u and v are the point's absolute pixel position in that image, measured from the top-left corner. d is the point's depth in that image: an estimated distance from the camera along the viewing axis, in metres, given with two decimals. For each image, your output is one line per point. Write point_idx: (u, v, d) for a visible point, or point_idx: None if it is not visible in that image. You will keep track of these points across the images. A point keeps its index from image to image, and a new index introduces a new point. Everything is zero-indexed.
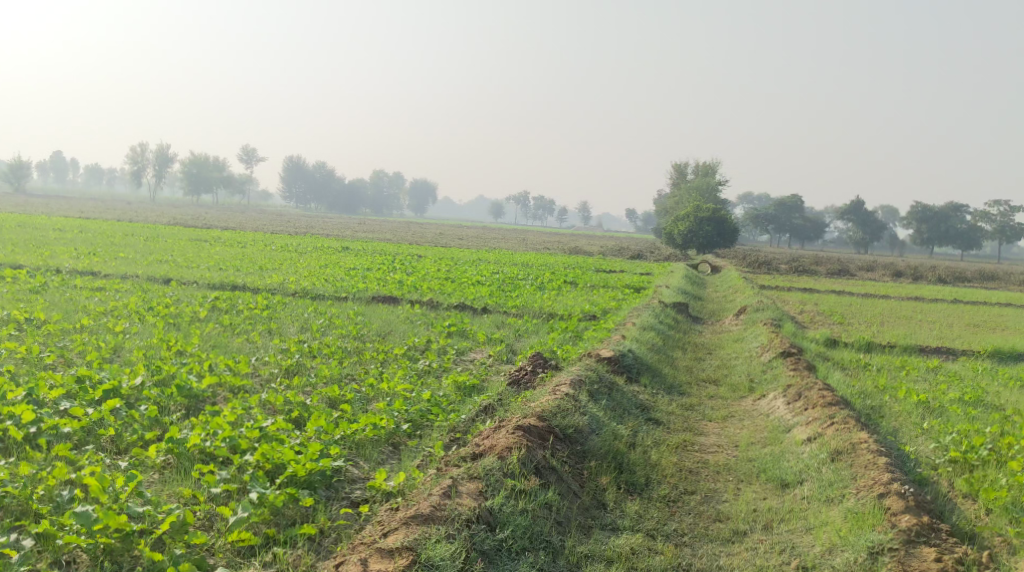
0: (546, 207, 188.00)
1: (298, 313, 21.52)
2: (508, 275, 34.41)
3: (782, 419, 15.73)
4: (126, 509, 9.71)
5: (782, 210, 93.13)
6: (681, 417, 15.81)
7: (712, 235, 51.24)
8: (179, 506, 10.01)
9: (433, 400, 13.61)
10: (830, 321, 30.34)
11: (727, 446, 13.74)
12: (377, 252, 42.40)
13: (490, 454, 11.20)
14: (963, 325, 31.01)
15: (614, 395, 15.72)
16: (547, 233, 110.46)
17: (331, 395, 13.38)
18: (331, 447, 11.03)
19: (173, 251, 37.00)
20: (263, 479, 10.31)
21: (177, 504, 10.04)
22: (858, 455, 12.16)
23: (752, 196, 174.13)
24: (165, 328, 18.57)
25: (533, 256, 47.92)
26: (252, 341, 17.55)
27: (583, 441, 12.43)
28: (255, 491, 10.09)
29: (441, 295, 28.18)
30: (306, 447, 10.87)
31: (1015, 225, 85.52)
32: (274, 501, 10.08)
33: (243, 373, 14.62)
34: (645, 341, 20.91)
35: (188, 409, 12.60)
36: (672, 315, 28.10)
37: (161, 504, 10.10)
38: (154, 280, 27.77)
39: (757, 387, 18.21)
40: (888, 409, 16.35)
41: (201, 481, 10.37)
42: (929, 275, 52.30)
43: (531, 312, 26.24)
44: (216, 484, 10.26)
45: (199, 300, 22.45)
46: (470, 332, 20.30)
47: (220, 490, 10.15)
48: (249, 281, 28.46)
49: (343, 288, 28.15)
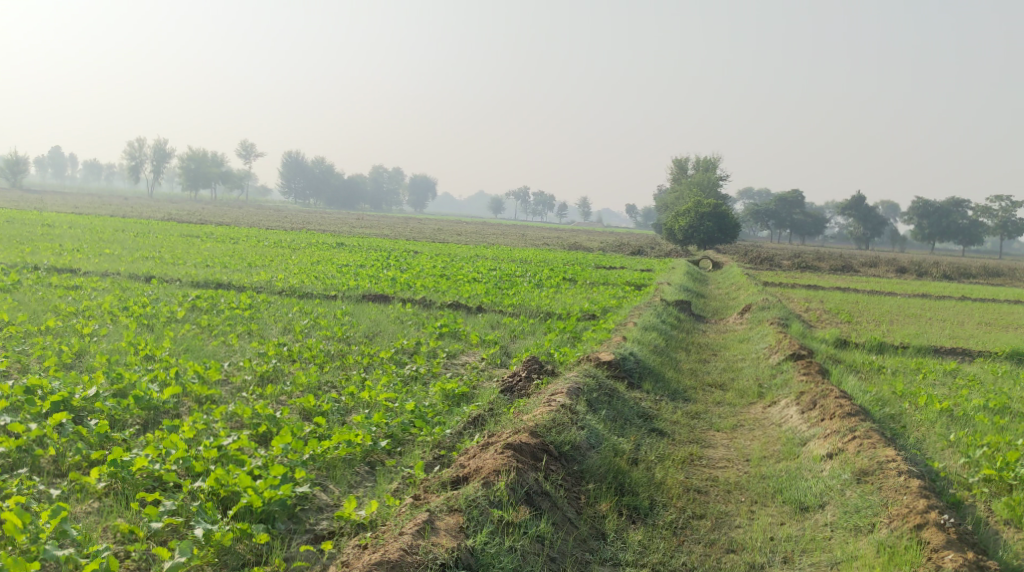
0: (546, 202, 186.94)
1: (282, 313, 20.31)
2: (505, 272, 33.25)
3: (796, 430, 14.60)
4: (44, 552, 8.67)
5: (782, 205, 91.86)
6: (687, 428, 14.69)
7: (714, 231, 50.05)
8: (110, 547, 8.96)
9: (416, 411, 12.44)
10: (837, 319, 29.25)
11: (738, 460, 12.62)
12: (373, 248, 41.25)
13: (475, 478, 10.09)
14: (974, 324, 29.81)
15: (614, 404, 14.62)
16: (547, 230, 109.39)
17: (306, 406, 12.24)
18: (296, 470, 9.94)
19: (161, 247, 35.86)
20: (211, 512, 9.26)
21: (109, 545, 8.98)
22: (887, 477, 11.03)
23: (752, 191, 172.58)
24: (138, 330, 17.41)
25: (532, 252, 46.63)
26: (228, 346, 16.41)
27: (580, 460, 11.29)
28: (200, 527, 9.08)
29: (435, 294, 27.03)
30: (267, 470, 9.77)
31: (1017, 221, 84.19)
32: (221, 540, 9.07)
33: (214, 383, 13.49)
34: (647, 342, 19.75)
35: (146, 423, 11.50)
36: (675, 313, 26.92)
37: (93, 543, 9.04)
38: (135, 277, 26.62)
39: (767, 393, 17.05)
40: (907, 418, 15.20)
41: (141, 513, 9.32)
42: (934, 272, 51.12)
43: (528, 312, 25.08)
44: (158, 517, 9.22)
45: (179, 299, 21.32)
46: (462, 333, 19.16)
47: (161, 525, 9.11)
48: (235, 279, 27.30)
49: (333, 286, 27.00)
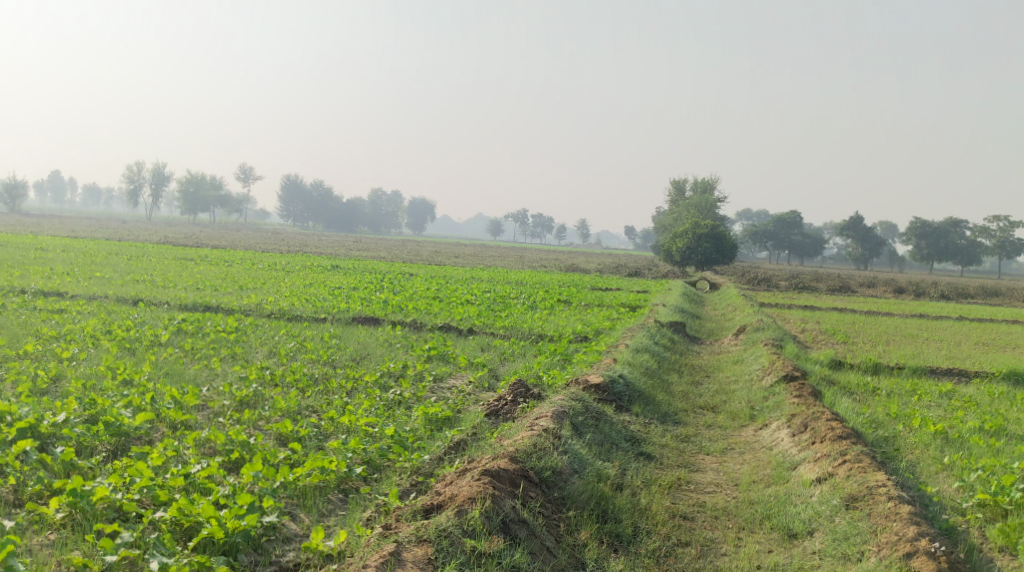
0: (544, 224, 186.85)
1: (269, 336, 20.00)
2: (499, 294, 32.96)
3: (787, 454, 14.31)
4: None
5: (781, 226, 91.57)
6: (675, 451, 14.39)
7: (711, 252, 49.77)
8: None
9: (395, 435, 12.14)
10: (833, 340, 28.95)
11: (726, 485, 12.31)
12: (367, 270, 40.93)
13: (449, 506, 9.91)
14: (971, 345, 29.51)
15: (601, 427, 14.33)
16: (545, 251, 109.18)
17: (283, 431, 11.95)
18: (264, 499, 9.81)
19: (153, 270, 35.60)
20: (169, 545, 9.20)
21: None
22: (876, 502, 10.77)
23: (750, 213, 172.54)
24: (119, 354, 17.08)
25: (528, 274, 46.25)
26: (209, 369, 16.10)
27: (562, 486, 11.01)
28: (156, 560, 9.01)
29: (427, 316, 26.73)
30: (233, 500, 9.68)
31: (1015, 241, 83.93)
32: None
33: (190, 408, 13.16)
34: (639, 365, 19.43)
35: (116, 450, 11.21)
36: (669, 335, 26.62)
37: None
38: (124, 301, 26.30)
39: (759, 415, 16.74)
40: (901, 440, 14.90)
41: (98, 546, 9.22)
42: (931, 292, 50.82)
43: (520, 334, 24.77)
44: (114, 551, 9.13)
45: (164, 322, 20.99)
46: (451, 356, 18.84)
47: (116, 559, 9.02)
48: (225, 302, 26.98)
49: (324, 309, 26.69)
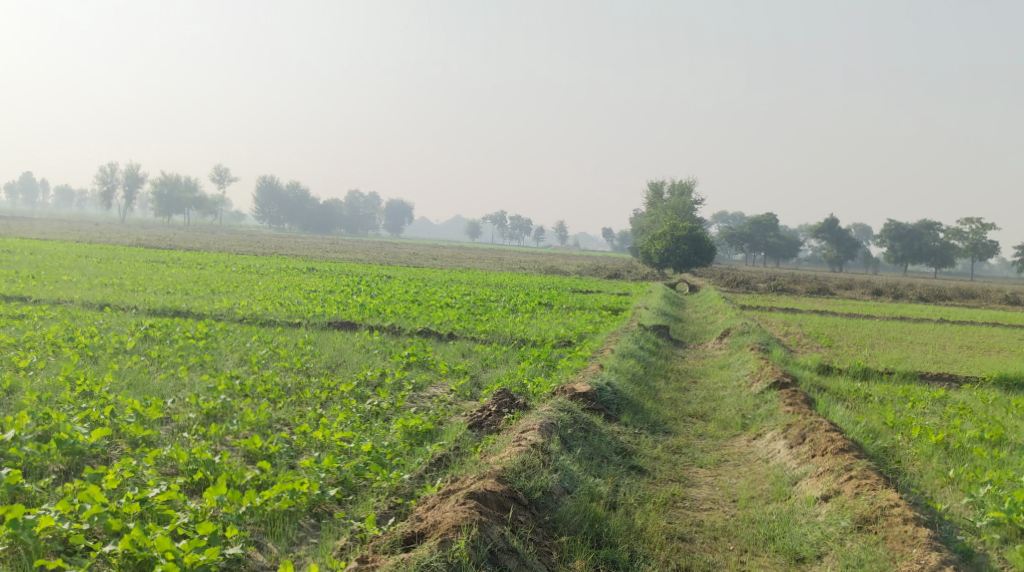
0: (522, 227, 186.37)
1: (240, 343, 19.09)
2: (479, 297, 32.13)
3: (785, 467, 13.63)
4: None
5: (758, 229, 91.13)
6: (668, 464, 13.67)
7: (690, 254, 49.17)
8: None
9: (373, 452, 11.37)
10: (818, 344, 28.31)
11: (724, 501, 11.59)
12: (344, 273, 40.03)
13: (433, 534, 9.24)
14: (956, 348, 28.91)
15: (590, 440, 13.64)
16: (524, 252, 108.49)
17: (251, 447, 11.15)
18: (228, 528, 9.12)
19: (123, 273, 34.57)
20: None
21: None
22: (893, 524, 10.52)
23: (727, 215, 172.40)
24: (81, 363, 16.17)
25: (508, 276, 45.50)
26: (177, 380, 15.22)
27: (553, 507, 10.41)
28: None
29: (405, 320, 25.92)
30: (193, 530, 9.00)
31: (988, 243, 83.73)
32: None
33: (154, 422, 12.32)
34: (625, 370, 18.68)
35: (68, 470, 10.43)
36: (653, 339, 25.86)
37: None
38: (90, 305, 25.35)
39: (751, 424, 16.02)
40: (901, 452, 14.25)
41: None
42: (909, 295, 50.34)
43: (501, 340, 24.01)
44: None
45: (131, 328, 20.06)
46: (431, 362, 18.03)
47: None
48: (195, 307, 26.04)
49: (297, 313, 25.85)
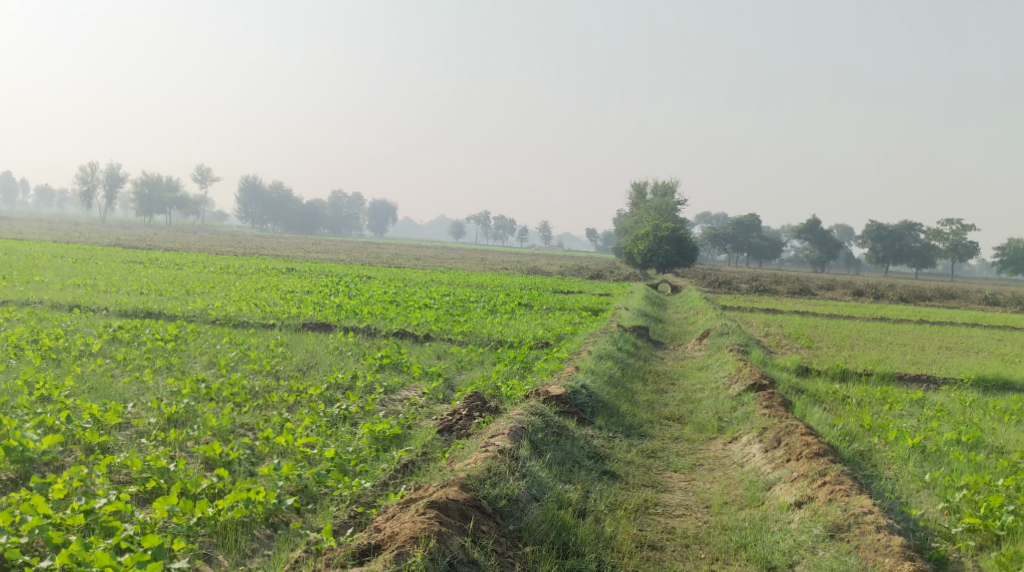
0: (505, 227, 186.05)
1: (210, 344, 18.69)
2: (458, 297, 31.80)
3: (760, 472, 13.40)
4: None
5: (741, 229, 91.04)
6: (642, 469, 13.42)
7: (672, 255, 48.96)
8: None
9: (336, 458, 11.07)
10: (798, 345, 28.10)
11: (697, 507, 11.34)
12: (323, 273, 39.60)
13: (389, 547, 9.22)
14: (936, 349, 28.77)
15: (562, 444, 13.37)
16: (508, 253, 108.16)
17: (210, 454, 10.84)
18: (175, 541, 9.07)
19: (98, 274, 34.09)
20: None
21: None
22: (865, 533, 10.31)
23: (711, 216, 172.53)
24: (43, 366, 15.78)
25: (489, 276, 45.16)
26: (141, 383, 14.84)
27: (519, 516, 10.28)
28: None
29: (381, 321, 25.58)
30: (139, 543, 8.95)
31: (968, 244, 83.93)
32: None
33: (111, 429, 11.97)
34: (601, 372, 18.39)
35: (18, 478, 10.21)
36: (631, 340, 25.60)
37: None
38: (61, 306, 24.88)
39: (727, 427, 15.77)
40: (878, 456, 14.03)
41: None
42: (890, 295, 50.25)
43: (478, 341, 23.70)
44: None
45: (99, 329, 19.64)
46: (404, 364, 17.67)
47: None
48: (168, 308, 25.62)
49: (273, 314, 25.46)
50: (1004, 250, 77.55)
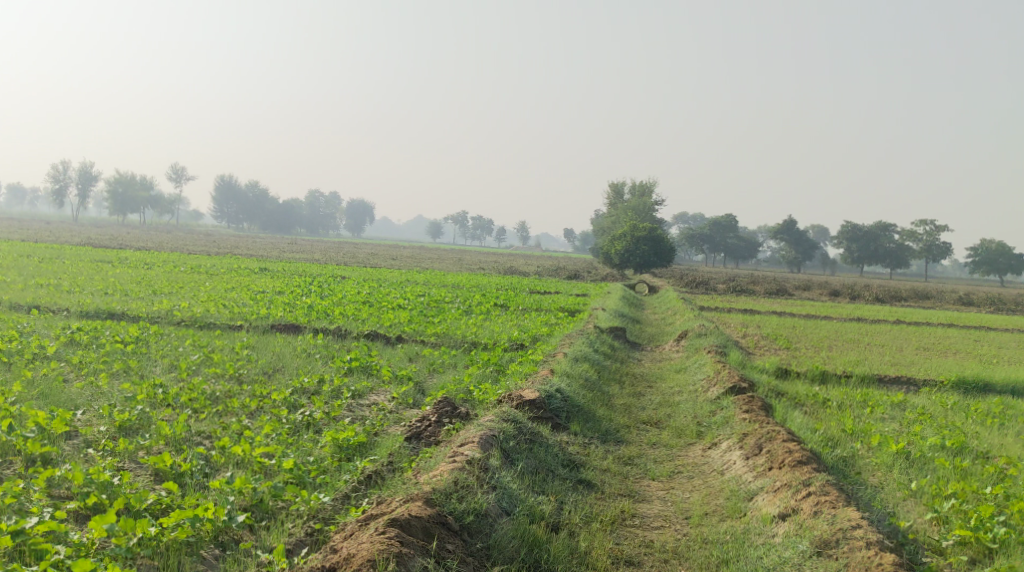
0: (482, 228, 185.46)
1: (171, 346, 17.93)
2: (432, 298, 31.13)
3: (741, 480, 12.88)
4: None
5: (718, 230, 90.72)
6: (618, 477, 12.87)
7: (649, 255, 48.50)
8: None
9: (296, 469, 10.42)
10: (776, 346, 27.66)
11: (675, 518, 10.81)
12: (296, 273, 38.81)
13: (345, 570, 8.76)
14: (914, 350, 28.39)
15: (535, 452, 12.80)
16: (485, 254, 107.50)
17: (160, 465, 10.20)
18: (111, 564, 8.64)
19: (63, 273, 33.17)
20: None
21: None
22: (854, 550, 9.80)
23: (687, 218, 172.72)
24: None
25: (465, 277, 44.55)
26: (94, 387, 14.14)
27: (488, 532, 9.77)
28: None
29: (352, 322, 24.89)
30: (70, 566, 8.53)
31: (941, 245, 84.00)
32: None
33: (58, 438, 11.33)
34: (577, 375, 17.80)
35: None
36: (608, 341, 25.04)
37: None
38: (20, 308, 24.02)
39: (706, 432, 15.22)
40: (861, 462, 13.56)
41: None
42: (866, 295, 49.96)
43: (451, 343, 23.08)
44: None
45: (57, 331, 18.88)
46: (373, 367, 17.00)
47: None
48: (132, 309, 24.80)
49: (241, 316, 24.71)
50: (977, 251, 77.58)
